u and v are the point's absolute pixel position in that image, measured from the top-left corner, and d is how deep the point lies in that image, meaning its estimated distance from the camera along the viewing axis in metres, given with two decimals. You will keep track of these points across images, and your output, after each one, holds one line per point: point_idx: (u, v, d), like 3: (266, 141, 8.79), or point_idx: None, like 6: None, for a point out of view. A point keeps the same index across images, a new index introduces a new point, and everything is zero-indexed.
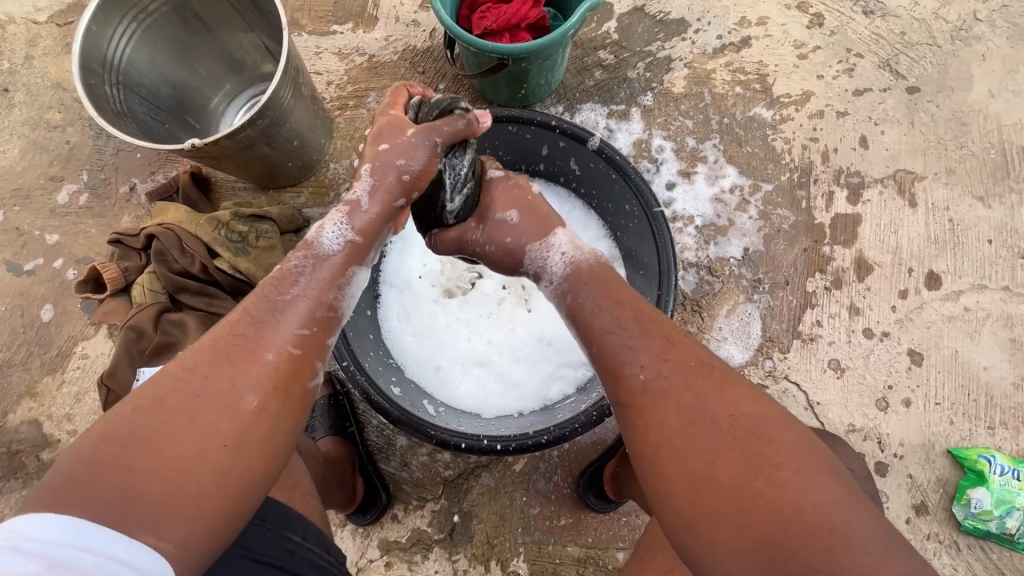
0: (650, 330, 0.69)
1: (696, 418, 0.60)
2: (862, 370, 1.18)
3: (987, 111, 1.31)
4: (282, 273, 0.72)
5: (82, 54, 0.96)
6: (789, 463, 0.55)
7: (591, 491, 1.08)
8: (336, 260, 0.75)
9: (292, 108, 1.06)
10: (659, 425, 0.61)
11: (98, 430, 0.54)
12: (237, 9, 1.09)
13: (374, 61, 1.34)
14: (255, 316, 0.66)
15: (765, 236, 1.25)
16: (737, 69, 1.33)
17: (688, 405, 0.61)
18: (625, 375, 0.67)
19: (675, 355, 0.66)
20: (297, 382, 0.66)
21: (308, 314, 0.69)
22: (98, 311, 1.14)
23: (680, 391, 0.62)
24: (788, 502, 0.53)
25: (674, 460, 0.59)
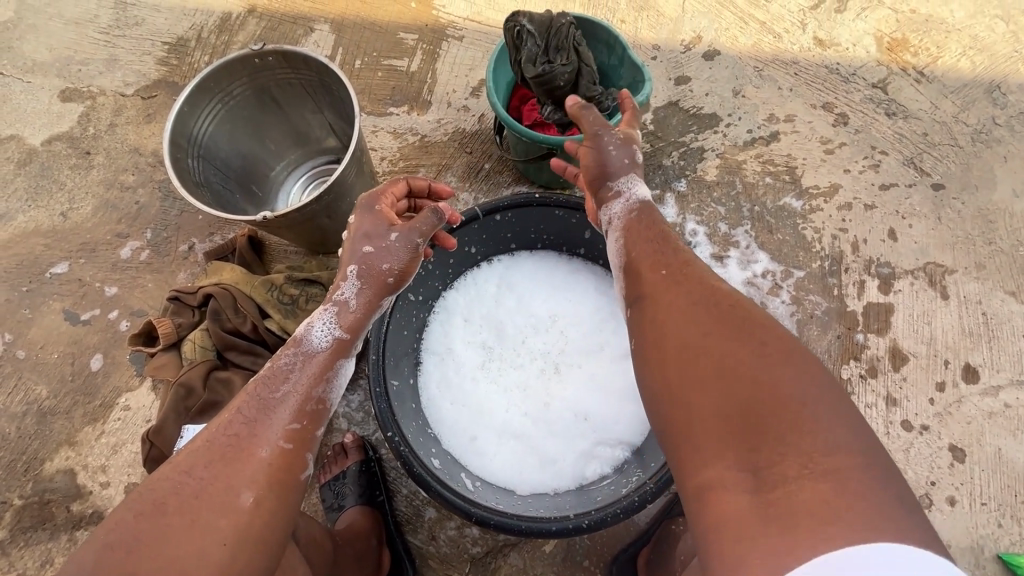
0: (671, 257, 0.81)
1: (698, 306, 0.70)
2: (903, 464, 1.16)
3: (1012, 210, 1.36)
4: (276, 366, 0.78)
5: (173, 131, 1.05)
6: (781, 357, 0.61)
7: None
8: (323, 354, 0.82)
9: (353, 185, 1.15)
10: (665, 314, 0.72)
11: (103, 542, 0.59)
12: (312, 95, 1.20)
13: (426, 141, 1.44)
14: (245, 415, 0.71)
15: (798, 321, 1.27)
16: (767, 160, 1.41)
17: (699, 298, 0.71)
18: (657, 279, 0.78)
19: (691, 274, 0.76)
20: (289, 475, 0.71)
21: (297, 409, 0.75)
22: (149, 365, 1.18)
23: (691, 289, 0.73)
24: (764, 377, 0.59)
25: (676, 336, 0.69)
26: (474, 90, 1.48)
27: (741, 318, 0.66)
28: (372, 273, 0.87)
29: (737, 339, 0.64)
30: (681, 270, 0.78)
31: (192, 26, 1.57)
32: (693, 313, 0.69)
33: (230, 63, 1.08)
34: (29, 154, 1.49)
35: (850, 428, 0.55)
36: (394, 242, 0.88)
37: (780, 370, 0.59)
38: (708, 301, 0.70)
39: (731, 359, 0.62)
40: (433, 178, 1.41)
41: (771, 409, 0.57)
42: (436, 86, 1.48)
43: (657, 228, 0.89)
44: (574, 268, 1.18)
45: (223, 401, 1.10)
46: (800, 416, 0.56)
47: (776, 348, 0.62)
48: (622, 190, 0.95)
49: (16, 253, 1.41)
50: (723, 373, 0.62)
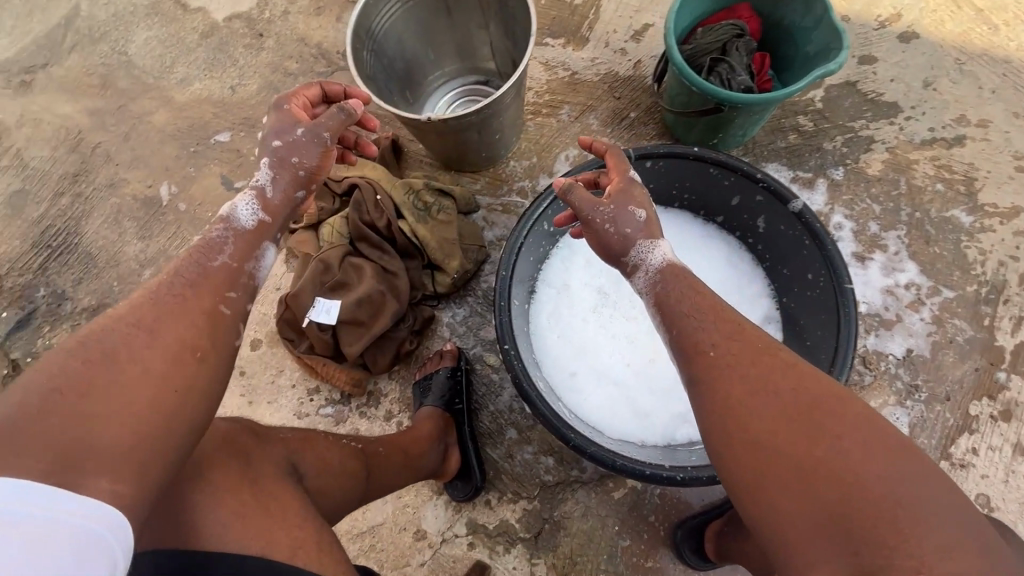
0: (722, 316, 0.72)
1: (763, 391, 0.63)
2: (1015, 517, 1.07)
3: None
4: (205, 244, 0.75)
5: (357, 22, 1.09)
6: (863, 445, 0.56)
7: (688, 542, 1.06)
8: (247, 233, 0.79)
9: (508, 107, 1.16)
10: (729, 398, 0.65)
11: (41, 385, 0.57)
12: (484, 9, 1.20)
13: (576, 78, 1.42)
14: (184, 278, 0.71)
15: (934, 343, 1.17)
16: (943, 165, 1.27)
17: (761, 384, 0.64)
18: (711, 355, 0.69)
19: (743, 339, 0.69)
20: (220, 339, 0.69)
21: (228, 278, 0.74)
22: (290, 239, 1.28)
23: (749, 367, 0.66)
24: (851, 474, 0.55)
25: (747, 444, 0.61)
26: (636, 34, 1.42)
27: (811, 405, 0.60)
28: (281, 163, 0.83)
29: (814, 438, 0.58)
30: (725, 339, 0.70)
31: None
32: (762, 403, 0.62)
33: None
34: (211, 27, 1.62)
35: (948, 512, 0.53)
36: (304, 139, 0.83)
37: (872, 469, 0.55)
38: (766, 386, 0.64)
39: (811, 458, 0.57)
40: (575, 117, 1.40)
41: (877, 520, 0.52)
42: (597, 24, 1.44)
43: (687, 283, 0.79)
44: (708, 234, 1.15)
45: (352, 285, 1.19)
46: (905, 524, 0.52)
47: (856, 436, 0.57)
48: (640, 263, 0.82)
49: (189, 116, 1.55)
50: (803, 469, 0.57)
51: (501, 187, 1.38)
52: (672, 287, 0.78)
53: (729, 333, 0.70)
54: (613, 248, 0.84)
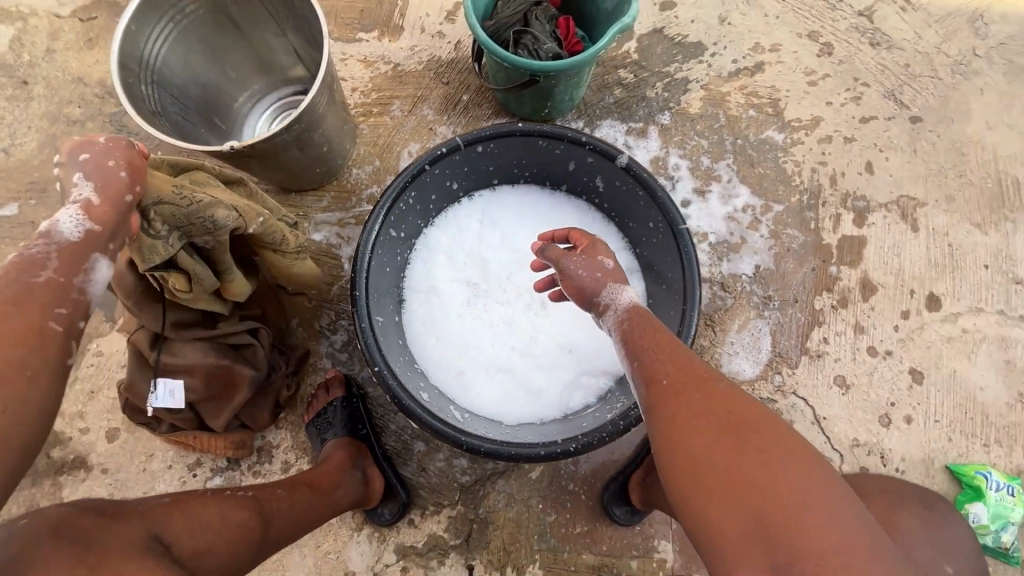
0: (675, 354, 0.77)
1: (704, 412, 0.67)
2: (866, 387, 1.22)
3: (983, 143, 1.38)
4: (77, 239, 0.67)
5: (121, 54, 0.96)
6: (790, 462, 0.60)
7: (616, 501, 1.08)
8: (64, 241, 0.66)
9: (325, 116, 1.08)
10: (674, 418, 0.69)
11: None
12: (274, 15, 1.10)
13: (399, 70, 1.36)
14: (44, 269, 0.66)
15: (775, 255, 1.29)
16: (751, 93, 1.38)
17: (704, 406, 0.67)
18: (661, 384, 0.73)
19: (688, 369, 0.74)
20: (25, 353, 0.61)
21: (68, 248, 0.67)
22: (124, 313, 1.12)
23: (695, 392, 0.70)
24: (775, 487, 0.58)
25: (684, 454, 0.65)
26: (449, 14, 1.38)
27: (743, 421, 0.65)
28: (102, 171, 0.70)
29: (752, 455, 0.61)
30: (676, 369, 0.74)
31: None
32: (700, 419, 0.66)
33: None
34: None
35: (867, 528, 0.57)
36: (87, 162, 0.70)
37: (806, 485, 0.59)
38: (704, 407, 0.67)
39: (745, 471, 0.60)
40: (408, 111, 1.35)
41: (803, 533, 0.55)
42: (408, 10, 1.38)
43: (650, 325, 0.83)
44: (557, 202, 1.16)
45: None
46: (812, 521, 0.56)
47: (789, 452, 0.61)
48: (610, 304, 0.88)
49: None
50: (739, 484, 0.60)
51: (350, 199, 1.30)
52: (638, 328, 0.83)
53: (680, 367, 0.75)
54: (587, 292, 0.90)
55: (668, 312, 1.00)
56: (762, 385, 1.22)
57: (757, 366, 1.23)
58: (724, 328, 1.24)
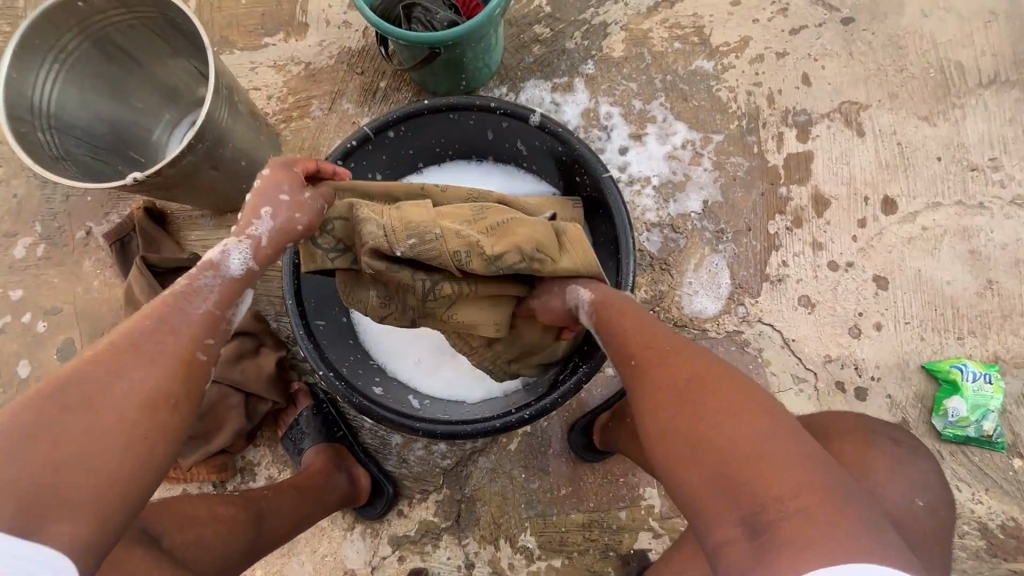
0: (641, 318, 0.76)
1: (676, 377, 0.65)
2: (832, 302, 1.21)
3: (922, 32, 1.33)
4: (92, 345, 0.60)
5: (7, 103, 0.94)
6: (754, 419, 0.59)
7: (584, 444, 1.10)
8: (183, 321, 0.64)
9: (232, 129, 1.06)
10: (654, 386, 0.66)
11: None
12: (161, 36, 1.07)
13: (311, 68, 1.32)
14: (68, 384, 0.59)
15: (721, 186, 1.27)
16: (673, 25, 1.33)
17: (673, 374, 0.66)
18: (647, 370, 0.68)
19: (655, 335, 0.72)
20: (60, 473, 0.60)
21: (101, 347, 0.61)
22: None
23: (664, 358, 0.68)
24: (738, 444, 0.58)
25: (671, 450, 0.62)
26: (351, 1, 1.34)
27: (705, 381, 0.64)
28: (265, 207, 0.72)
29: (718, 416, 0.60)
30: (642, 337, 0.72)
31: None
32: (694, 414, 0.61)
33: (50, 11, 0.95)
34: None
35: (827, 469, 0.57)
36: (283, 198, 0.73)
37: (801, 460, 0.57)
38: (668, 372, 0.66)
39: (713, 432, 0.59)
40: (328, 109, 1.31)
41: (804, 519, 0.53)
42: (309, 5, 1.34)
43: (620, 307, 0.78)
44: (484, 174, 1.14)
45: None
46: (770, 471, 0.56)
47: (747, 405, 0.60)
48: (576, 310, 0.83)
49: None
50: (701, 443, 0.59)
51: None
52: (621, 320, 0.76)
53: (647, 335, 0.73)
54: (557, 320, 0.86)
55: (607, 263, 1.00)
56: (727, 319, 1.21)
57: (719, 301, 1.22)
58: (681, 269, 1.23)
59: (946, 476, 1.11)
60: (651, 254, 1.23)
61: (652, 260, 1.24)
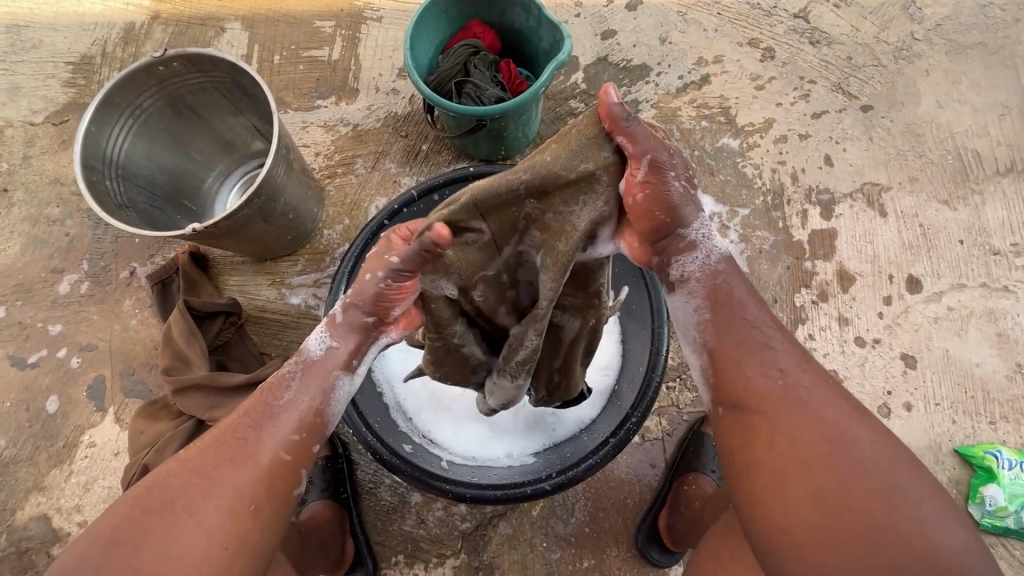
0: (782, 339, 0.70)
1: (809, 430, 0.63)
2: (859, 379, 1.21)
3: (938, 122, 1.40)
4: (280, 377, 0.76)
5: (82, 154, 1.02)
6: (895, 493, 0.58)
7: (652, 545, 1.08)
8: (326, 366, 0.77)
9: (285, 185, 1.14)
10: (766, 426, 0.65)
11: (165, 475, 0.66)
12: (227, 96, 1.14)
13: (359, 129, 1.41)
14: (252, 415, 0.72)
15: (747, 258, 1.30)
16: (700, 105, 1.41)
17: (816, 422, 0.63)
18: (750, 389, 0.68)
19: (809, 368, 0.68)
20: (285, 485, 0.70)
21: (297, 420, 0.73)
22: (137, 416, 1.15)
23: (806, 401, 0.65)
24: (879, 510, 0.58)
25: (797, 506, 0.60)
26: (401, 71, 1.44)
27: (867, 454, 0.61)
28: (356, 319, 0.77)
29: (863, 479, 0.59)
30: (793, 374, 0.67)
31: (93, 42, 1.50)
32: (797, 437, 0.63)
33: (133, 73, 1.04)
34: None
35: (954, 533, 0.57)
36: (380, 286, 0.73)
37: (894, 476, 0.60)
38: (832, 419, 0.63)
39: (853, 494, 0.59)
40: (372, 167, 1.38)
41: (881, 537, 0.57)
42: (361, 73, 1.44)
43: (734, 300, 0.72)
44: None
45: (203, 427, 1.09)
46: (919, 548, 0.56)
47: (888, 468, 0.60)
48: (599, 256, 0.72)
49: None
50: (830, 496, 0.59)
51: (324, 260, 1.33)
52: (718, 290, 0.73)
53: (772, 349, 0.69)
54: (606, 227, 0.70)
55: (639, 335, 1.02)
56: None
57: None
58: None
59: None
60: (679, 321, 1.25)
61: None
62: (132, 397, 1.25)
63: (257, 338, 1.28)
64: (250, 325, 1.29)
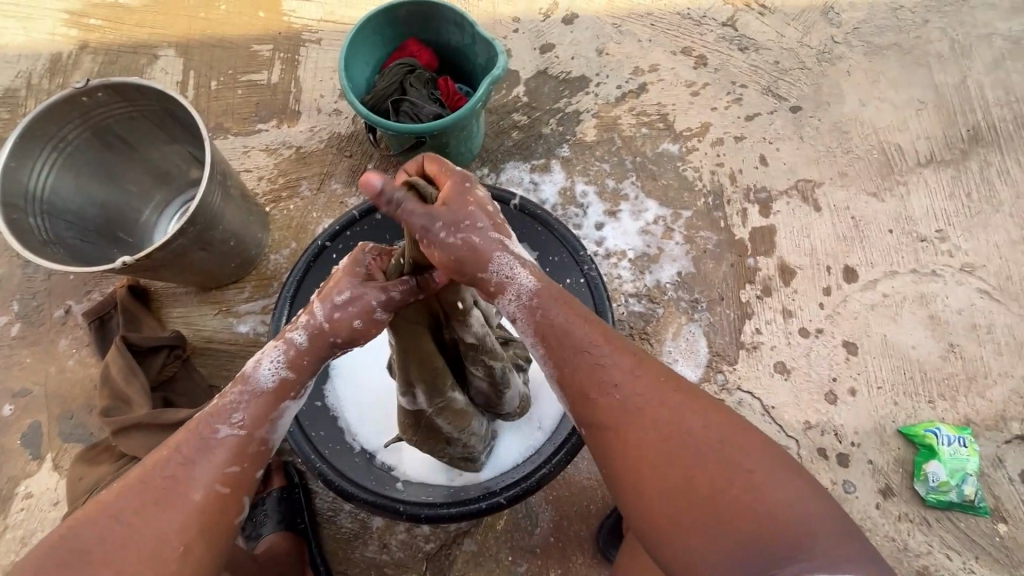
0: (615, 345, 0.67)
1: (671, 434, 0.60)
2: (806, 368, 1.25)
3: (862, 119, 1.48)
4: (219, 404, 0.66)
5: (1, 192, 0.98)
6: (763, 475, 0.58)
7: (613, 544, 1.08)
8: (269, 395, 0.67)
9: (224, 211, 1.12)
10: (637, 440, 0.61)
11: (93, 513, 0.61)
12: (158, 124, 1.12)
13: (302, 152, 1.39)
14: (182, 455, 0.63)
15: (693, 258, 1.33)
16: (640, 112, 1.45)
17: (680, 426, 0.61)
18: (606, 403, 0.64)
19: (646, 376, 0.65)
20: (223, 527, 0.63)
21: (234, 457, 0.64)
22: (76, 462, 1.10)
23: (646, 409, 0.62)
24: (758, 506, 0.56)
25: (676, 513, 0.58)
26: (342, 91, 1.43)
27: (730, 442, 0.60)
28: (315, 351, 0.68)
29: (730, 477, 0.58)
30: (621, 377, 0.64)
31: (18, 74, 1.45)
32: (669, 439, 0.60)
33: (54, 106, 1.01)
34: None
35: (815, 508, 0.57)
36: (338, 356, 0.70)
37: (759, 463, 0.58)
38: (664, 422, 0.61)
39: (724, 492, 0.57)
40: (317, 189, 1.37)
41: (756, 528, 0.55)
42: (302, 95, 1.43)
43: (561, 305, 0.69)
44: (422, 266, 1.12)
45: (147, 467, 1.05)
46: (789, 537, 0.55)
47: (749, 453, 0.59)
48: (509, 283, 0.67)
49: None
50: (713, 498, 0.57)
51: (271, 285, 1.30)
52: (551, 314, 0.68)
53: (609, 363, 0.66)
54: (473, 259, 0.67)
55: None
56: (707, 387, 1.24)
57: (699, 369, 1.25)
58: (659, 338, 1.27)
59: (934, 544, 1.13)
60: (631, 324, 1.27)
61: (632, 330, 1.28)
62: (71, 441, 1.19)
63: (204, 370, 1.25)
64: (197, 357, 1.25)
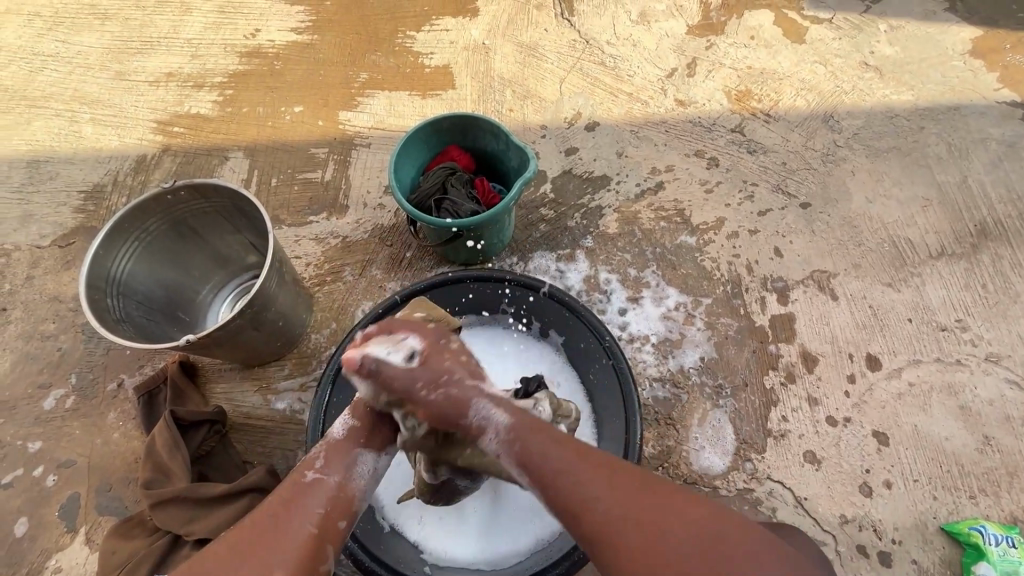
0: (587, 462, 0.75)
1: (663, 536, 0.67)
2: (837, 458, 1.24)
3: (870, 215, 1.56)
4: (309, 459, 0.83)
5: (88, 275, 1.10)
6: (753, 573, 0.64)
7: None
8: (346, 446, 0.85)
9: (277, 294, 1.22)
10: (634, 542, 0.68)
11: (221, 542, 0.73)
12: (226, 217, 1.26)
13: (347, 241, 1.53)
14: (286, 495, 0.78)
15: (715, 344, 1.37)
16: (658, 208, 1.57)
17: (673, 532, 0.67)
18: (597, 511, 0.70)
19: (643, 485, 0.72)
20: (314, 562, 0.74)
21: (330, 496, 0.79)
22: (109, 536, 1.12)
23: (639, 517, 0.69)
24: None
25: None
26: (387, 188, 1.59)
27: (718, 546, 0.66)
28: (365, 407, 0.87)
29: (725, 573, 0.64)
30: (595, 489, 0.72)
31: (107, 172, 1.65)
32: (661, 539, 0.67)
33: (143, 202, 1.15)
34: None
35: None
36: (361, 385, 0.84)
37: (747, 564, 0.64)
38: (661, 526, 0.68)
39: None
40: (358, 274, 1.48)
41: None
42: (351, 191, 1.59)
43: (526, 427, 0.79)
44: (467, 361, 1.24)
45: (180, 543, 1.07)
46: None
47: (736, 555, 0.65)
48: None
49: None
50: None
51: (310, 363, 1.38)
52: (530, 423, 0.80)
53: (568, 471, 0.74)
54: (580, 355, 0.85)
55: (614, 421, 1.11)
56: (736, 475, 1.23)
57: (726, 457, 1.25)
58: (685, 424, 1.28)
59: None
60: (656, 410, 1.29)
61: (657, 415, 1.29)
62: (106, 514, 1.22)
63: (240, 445, 1.29)
64: (234, 433, 1.30)
